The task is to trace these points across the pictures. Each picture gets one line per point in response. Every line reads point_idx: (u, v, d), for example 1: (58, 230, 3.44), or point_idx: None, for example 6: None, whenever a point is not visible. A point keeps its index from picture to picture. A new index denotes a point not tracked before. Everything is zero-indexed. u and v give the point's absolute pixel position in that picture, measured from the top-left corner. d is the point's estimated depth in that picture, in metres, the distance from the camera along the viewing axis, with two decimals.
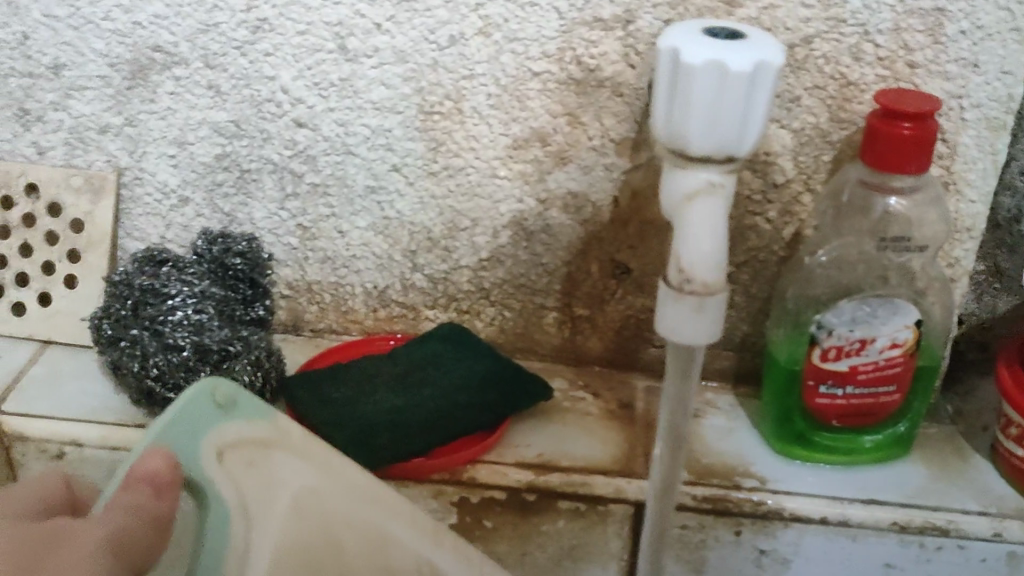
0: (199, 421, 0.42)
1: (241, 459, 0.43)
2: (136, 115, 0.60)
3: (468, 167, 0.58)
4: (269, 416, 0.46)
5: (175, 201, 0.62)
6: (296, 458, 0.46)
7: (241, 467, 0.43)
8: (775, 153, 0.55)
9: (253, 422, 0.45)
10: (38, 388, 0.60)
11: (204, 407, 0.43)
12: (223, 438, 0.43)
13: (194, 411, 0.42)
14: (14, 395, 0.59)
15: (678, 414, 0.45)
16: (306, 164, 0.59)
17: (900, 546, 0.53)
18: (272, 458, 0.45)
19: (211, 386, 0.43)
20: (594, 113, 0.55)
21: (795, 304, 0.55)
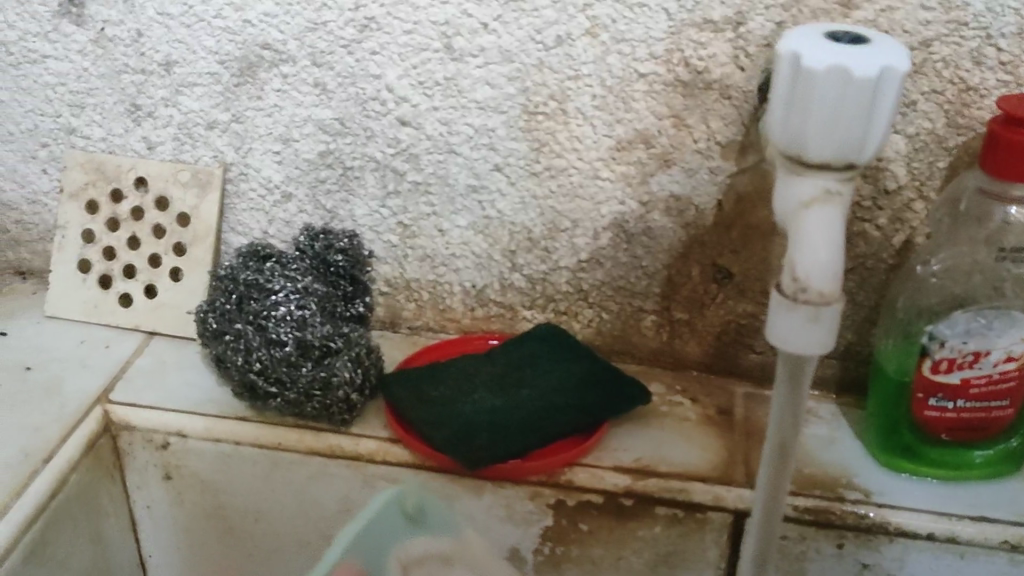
0: (385, 534, 0.56)
1: None
2: (243, 112, 0.60)
3: (571, 168, 0.58)
4: (452, 529, 0.57)
5: (279, 197, 0.63)
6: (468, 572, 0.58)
7: None
8: (887, 159, 0.54)
9: (436, 532, 0.57)
10: (145, 378, 0.61)
11: (394, 519, 0.56)
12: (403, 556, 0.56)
13: (383, 523, 0.56)
14: (122, 385, 0.60)
15: (787, 424, 0.44)
16: (408, 162, 0.60)
17: (1011, 565, 0.51)
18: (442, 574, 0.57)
19: (401, 499, 0.56)
20: (701, 115, 0.55)
21: (905, 314, 0.54)
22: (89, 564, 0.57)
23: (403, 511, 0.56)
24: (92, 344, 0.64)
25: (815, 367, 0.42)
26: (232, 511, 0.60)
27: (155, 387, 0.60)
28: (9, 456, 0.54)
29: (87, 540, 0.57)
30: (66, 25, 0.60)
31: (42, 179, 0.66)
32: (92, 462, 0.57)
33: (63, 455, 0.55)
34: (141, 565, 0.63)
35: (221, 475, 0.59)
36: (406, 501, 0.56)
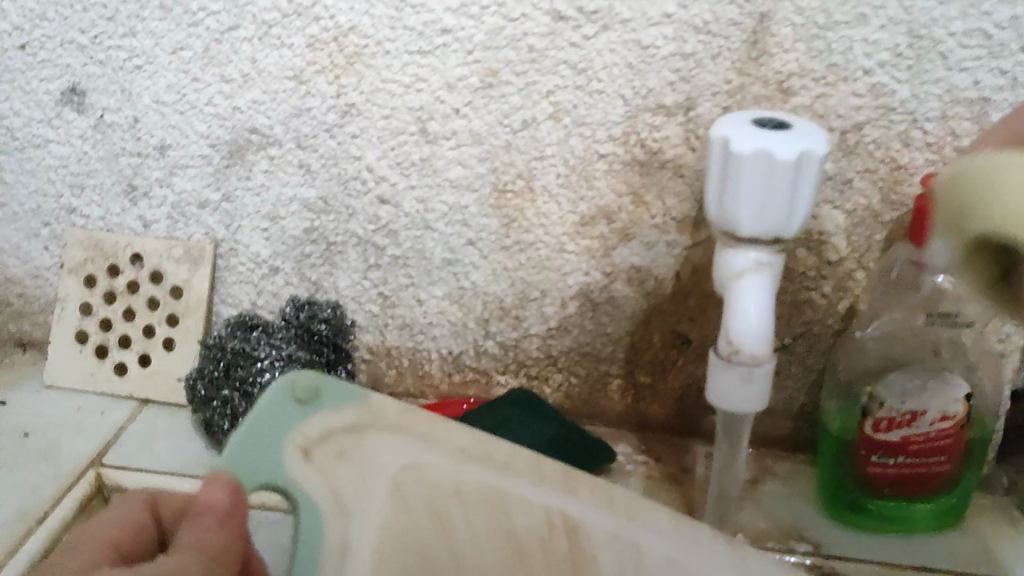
0: (276, 418, 0.46)
1: (331, 450, 0.47)
2: (233, 192, 0.65)
3: (539, 242, 0.62)
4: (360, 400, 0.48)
5: (266, 270, 0.67)
6: (390, 434, 0.48)
7: (336, 456, 0.47)
8: (828, 232, 0.58)
9: (339, 409, 0.47)
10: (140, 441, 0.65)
11: (284, 405, 0.46)
12: (307, 434, 0.46)
13: (273, 410, 0.46)
14: (117, 447, 0.64)
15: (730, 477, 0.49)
16: (387, 237, 0.64)
17: None
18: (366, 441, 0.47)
19: (290, 380, 0.46)
20: (656, 192, 0.59)
21: (846, 377, 0.58)
22: None
23: None
24: (89, 411, 0.68)
25: (751, 425, 0.46)
26: None
27: (149, 450, 0.64)
28: (9, 513, 0.58)
29: None
30: (67, 112, 0.64)
31: (44, 255, 0.70)
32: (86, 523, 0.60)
33: (60, 514, 0.58)
34: None
35: None
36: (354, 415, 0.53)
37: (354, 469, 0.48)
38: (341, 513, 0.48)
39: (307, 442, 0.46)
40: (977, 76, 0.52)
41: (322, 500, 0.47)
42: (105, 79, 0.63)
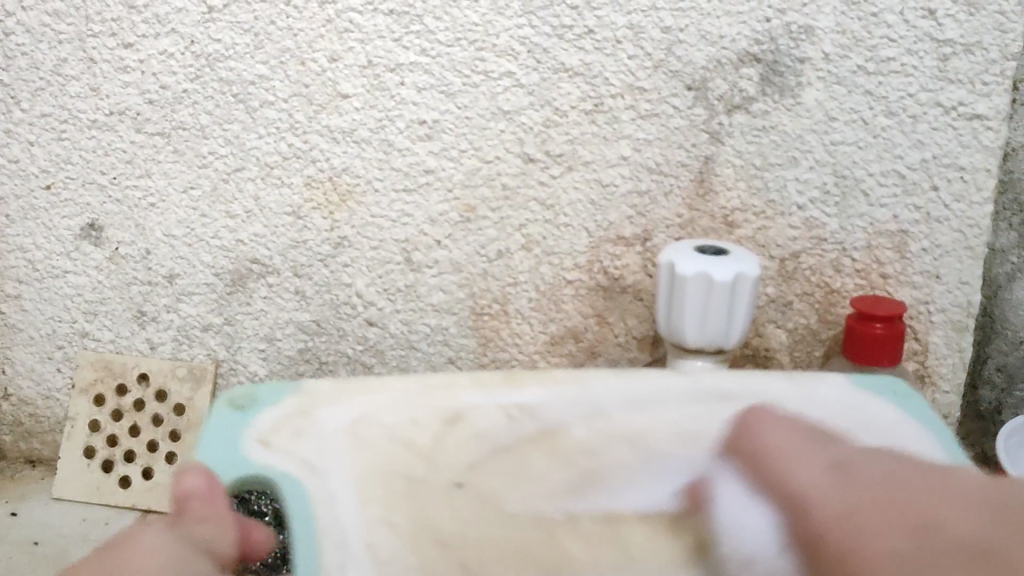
0: (217, 436, 0.50)
1: (288, 432, 0.51)
2: (234, 316, 0.71)
3: (513, 360, 0.68)
4: (292, 392, 0.54)
5: (263, 388, 0.72)
6: (333, 429, 0.52)
7: (288, 437, 0.50)
8: (773, 349, 0.64)
9: (279, 404, 0.53)
10: (251, 411, 0.52)
11: (228, 417, 0.51)
12: (257, 431, 0.50)
13: (217, 430, 0.50)
14: (212, 425, 0.51)
15: None
16: (375, 356, 0.70)
17: None
18: (314, 420, 0.52)
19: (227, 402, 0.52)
20: (619, 313, 0.66)
21: None
22: None
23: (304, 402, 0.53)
24: (93, 521, 0.72)
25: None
26: None
27: (238, 420, 0.51)
28: None
29: None
30: (85, 245, 0.71)
31: (56, 377, 0.75)
32: None
33: None
34: None
35: None
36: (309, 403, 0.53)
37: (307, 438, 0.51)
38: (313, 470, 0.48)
39: (260, 437, 0.50)
40: (896, 210, 0.60)
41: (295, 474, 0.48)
42: (121, 215, 0.70)
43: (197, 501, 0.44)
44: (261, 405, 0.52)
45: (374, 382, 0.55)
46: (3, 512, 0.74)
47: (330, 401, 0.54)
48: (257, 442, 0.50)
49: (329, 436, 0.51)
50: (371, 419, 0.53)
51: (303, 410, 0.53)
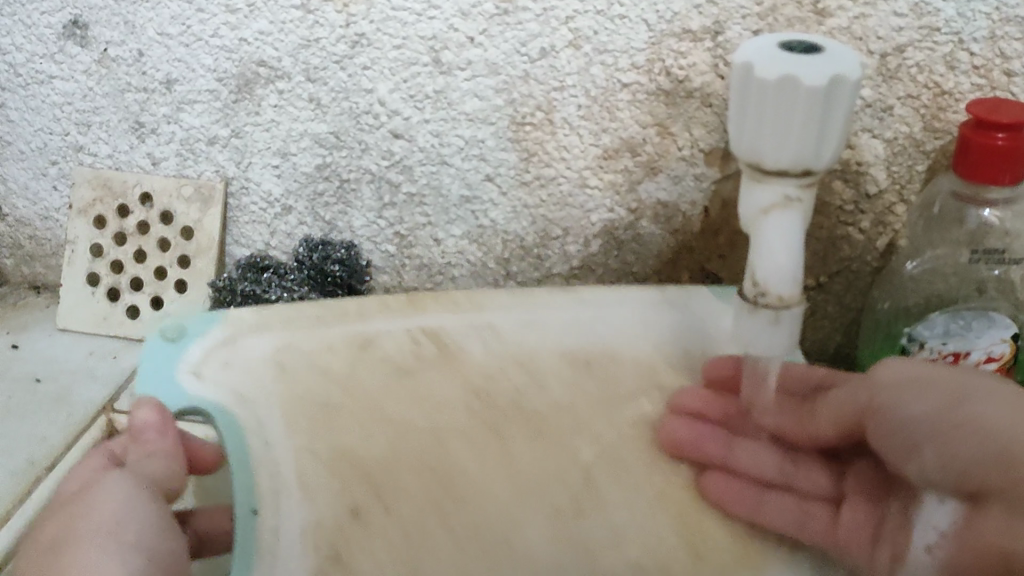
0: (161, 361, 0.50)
1: (222, 366, 0.50)
2: (242, 128, 0.62)
3: (560, 177, 0.59)
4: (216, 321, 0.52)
5: (279, 209, 0.64)
6: (269, 340, 0.52)
7: (220, 365, 0.50)
8: (867, 163, 0.54)
9: (203, 334, 0.51)
10: (182, 342, 0.51)
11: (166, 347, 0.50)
12: (187, 359, 0.50)
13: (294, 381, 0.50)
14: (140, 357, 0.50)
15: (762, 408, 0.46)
16: (403, 174, 0.61)
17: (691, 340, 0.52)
18: (239, 343, 0.51)
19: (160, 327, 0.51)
20: (683, 123, 0.56)
21: (884, 316, 0.56)
22: None
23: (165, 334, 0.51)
24: (100, 355, 0.66)
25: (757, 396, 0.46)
26: None
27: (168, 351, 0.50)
28: (15, 466, 0.56)
29: None
30: (70, 46, 0.62)
31: (53, 196, 0.68)
32: None
33: (68, 464, 0.56)
34: None
35: None
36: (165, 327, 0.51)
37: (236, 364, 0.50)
38: (247, 407, 0.48)
39: (193, 366, 0.50)
40: None
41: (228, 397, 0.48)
42: (107, 11, 0.60)
43: (150, 435, 0.44)
44: (188, 334, 0.51)
45: (287, 310, 0.53)
46: (3, 345, 0.68)
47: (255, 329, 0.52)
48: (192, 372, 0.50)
49: (251, 363, 0.50)
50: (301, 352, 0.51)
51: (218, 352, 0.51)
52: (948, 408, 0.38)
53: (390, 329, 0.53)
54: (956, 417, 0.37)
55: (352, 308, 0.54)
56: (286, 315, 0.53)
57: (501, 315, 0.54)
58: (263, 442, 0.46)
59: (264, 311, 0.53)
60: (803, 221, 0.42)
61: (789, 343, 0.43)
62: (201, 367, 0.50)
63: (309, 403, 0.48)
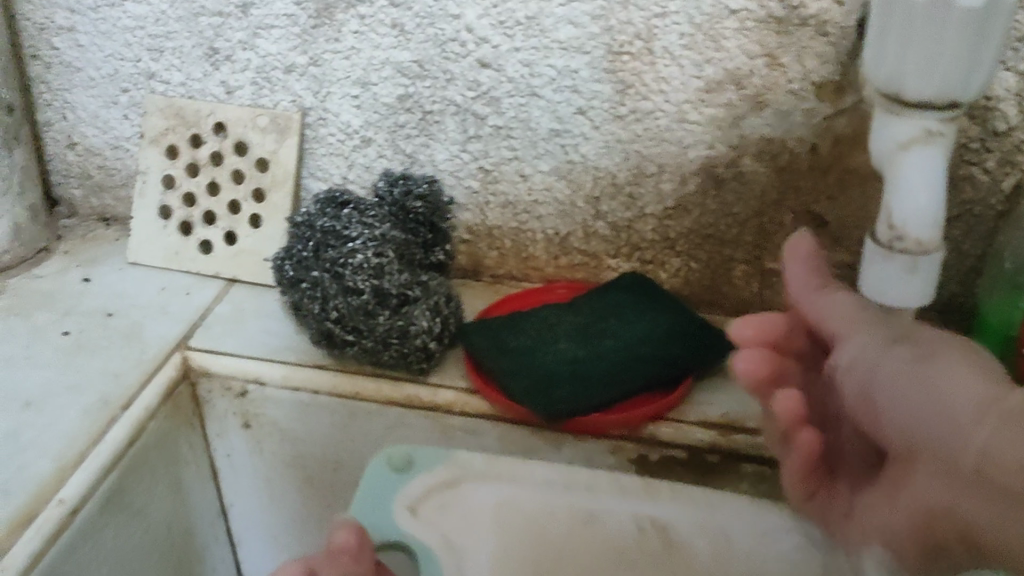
0: (385, 492, 0.47)
1: (434, 505, 0.47)
2: (321, 55, 0.59)
3: (657, 111, 0.56)
4: (448, 458, 0.49)
5: (358, 141, 0.62)
6: (488, 483, 0.48)
7: (439, 509, 0.47)
8: (997, 97, 0.49)
9: (434, 470, 0.48)
10: (411, 473, 0.48)
11: (382, 477, 0.47)
12: (411, 496, 0.47)
13: (388, 481, 0.47)
14: (363, 480, 0.47)
15: None
16: (489, 105, 0.58)
17: None
18: (463, 491, 0.48)
19: (385, 457, 0.48)
20: (794, 54, 0.52)
21: (1011, 264, 0.51)
22: (166, 513, 0.57)
23: (390, 463, 0.48)
24: (173, 291, 0.64)
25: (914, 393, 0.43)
26: (312, 461, 0.59)
27: (391, 482, 0.47)
28: (88, 402, 0.54)
29: (166, 485, 0.56)
30: None
31: (124, 124, 0.66)
32: (172, 409, 0.57)
33: (142, 401, 0.54)
34: (222, 513, 0.63)
35: (299, 424, 0.58)
36: (393, 456, 0.48)
37: (461, 518, 0.46)
38: (458, 556, 0.44)
39: (414, 502, 0.46)
40: None
41: (438, 547, 0.44)
42: None
43: (349, 563, 0.39)
44: (418, 467, 0.48)
45: (519, 465, 0.49)
46: (74, 278, 0.65)
47: (485, 477, 0.48)
48: (408, 508, 0.46)
49: (474, 511, 0.47)
50: (488, 488, 0.48)
51: (440, 496, 0.47)
52: (997, 401, 0.28)
53: (619, 510, 0.47)
54: (977, 416, 0.29)
55: (585, 482, 0.48)
56: (515, 469, 0.49)
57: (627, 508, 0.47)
58: (461, 564, 0.44)
59: (496, 458, 0.50)
60: (944, 160, 0.38)
61: (926, 294, 0.38)
62: (416, 502, 0.46)
63: (513, 561, 0.44)
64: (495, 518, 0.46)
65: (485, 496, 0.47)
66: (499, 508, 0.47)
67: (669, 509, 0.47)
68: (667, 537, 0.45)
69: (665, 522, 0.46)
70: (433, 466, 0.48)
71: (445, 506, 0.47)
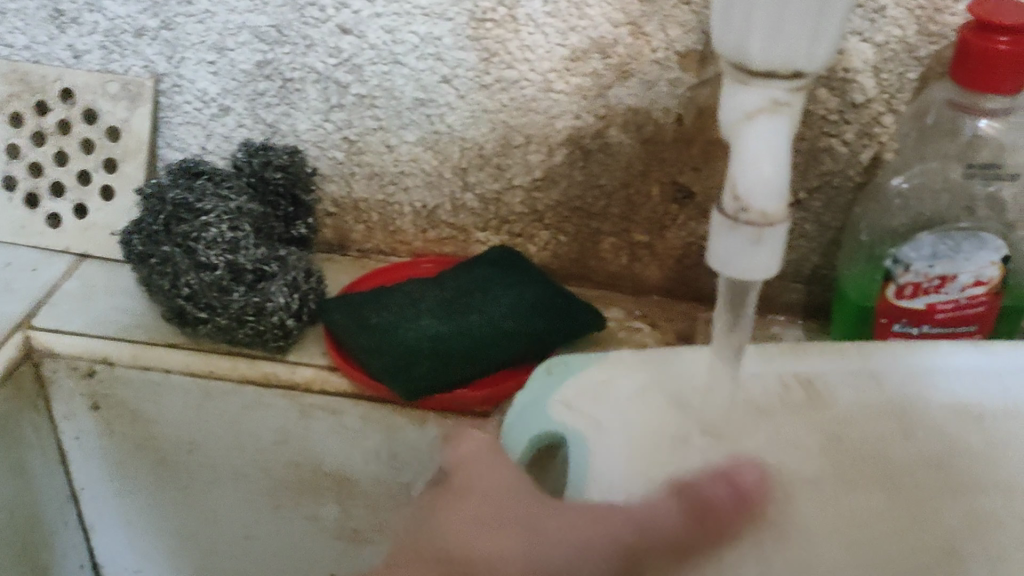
0: (538, 395, 0.45)
1: (587, 395, 0.45)
2: (173, 19, 0.56)
3: (522, 80, 0.54)
4: (600, 356, 0.46)
5: (215, 109, 0.59)
6: (642, 371, 0.46)
7: (597, 399, 0.44)
8: (855, 69, 0.48)
9: (590, 368, 0.46)
10: (563, 377, 0.45)
11: (540, 382, 0.45)
12: (564, 393, 0.45)
13: (536, 389, 0.45)
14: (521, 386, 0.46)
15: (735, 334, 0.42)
16: (351, 74, 0.56)
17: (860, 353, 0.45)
18: (620, 383, 0.45)
19: (545, 366, 0.46)
20: (658, 22, 0.51)
21: (868, 238, 0.52)
22: (6, 497, 0.54)
23: (547, 369, 0.46)
24: (18, 267, 0.61)
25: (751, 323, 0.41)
26: (165, 441, 0.57)
27: (550, 386, 0.45)
28: None
29: (5, 469, 0.54)
30: None
31: None
32: (13, 390, 0.54)
33: None
34: (73, 498, 0.61)
35: (150, 404, 0.56)
36: (549, 363, 0.46)
37: (603, 403, 0.44)
38: (599, 440, 0.43)
39: (567, 398, 0.44)
40: None
41: (586, 433, 0.43)
42: None
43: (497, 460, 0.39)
44: (575, 369, 0.46)
45: (640, 354, 0.47)
46: None
47: (642, 363, 0.46)
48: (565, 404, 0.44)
49: (630, 402, 0.44)
50: (627, 380, 0.45)
51: (600, 398, 0.44)
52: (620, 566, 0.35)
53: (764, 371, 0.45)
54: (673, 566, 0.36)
55: (774, 350, 0.46)
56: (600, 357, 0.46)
57: (764, 369, 0.45)
58: (602, 446, 0.42)
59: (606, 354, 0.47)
60: (791, 130, 0.37)
61: (771, 265, 0.38)
62: (569, 397, 0.44)
63: (678, 446, 0.42)
64: (685, 408, 0.44)
65: (653, 380, 0.45)
66: (685, 393, 0.45)
67: (816, 362, 0.45)
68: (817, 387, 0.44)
69: (810, 374, 0.45)
70: (612, 360, 0.46)
71: (595, 390, 0.45)
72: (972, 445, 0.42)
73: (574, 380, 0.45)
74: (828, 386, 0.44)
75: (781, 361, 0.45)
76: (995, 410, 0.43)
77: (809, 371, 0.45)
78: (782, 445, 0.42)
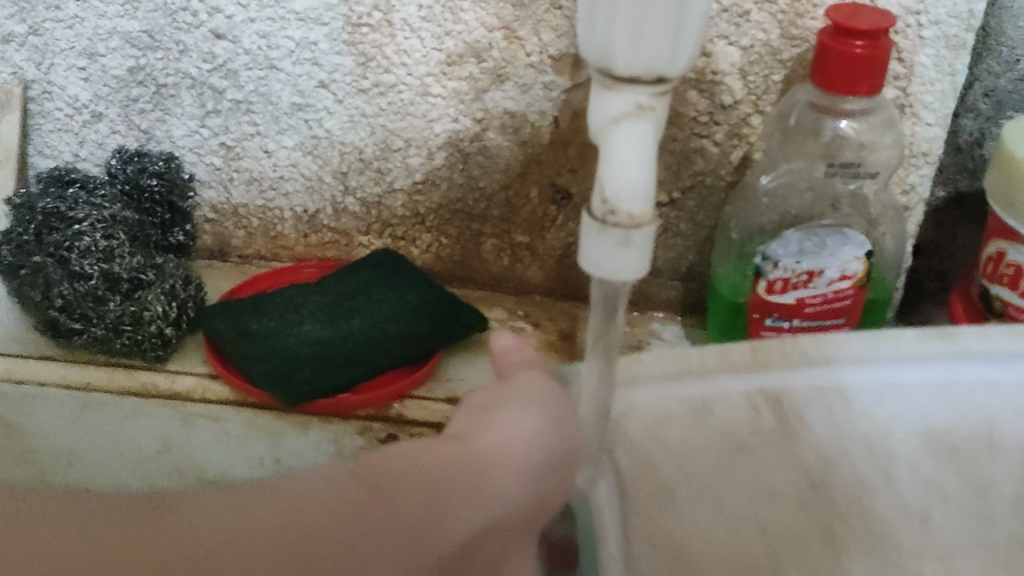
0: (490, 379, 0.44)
1: (666, 372, 0.49)
2: (40, 24, 0.55)
3: (400, 84, 0.54)
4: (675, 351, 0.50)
5: (88, 116, 0.58)
6: (743, 377, 0.49)
7: (666, 382, 0.49)
8: (722, 72, 0.50)
9: (670, 362, 0.49)
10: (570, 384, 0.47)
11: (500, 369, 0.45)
12: (636, 398, 0.49)
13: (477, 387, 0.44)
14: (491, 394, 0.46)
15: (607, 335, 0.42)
16: (227, 79, 0.56)
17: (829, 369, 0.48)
18: (716, 382, 0.49)
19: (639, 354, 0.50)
20: (531, 27, 0.51)
21: (738, 236, 0.53)
22: None
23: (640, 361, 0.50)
24: None
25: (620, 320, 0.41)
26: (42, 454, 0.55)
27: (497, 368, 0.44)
28: None
29: None
30: None
31: None
32: None
33: None
34: None
35: (24, 416, 0.54)
36: (675, 354, 0.50)
37: (697, 382, 0.49)
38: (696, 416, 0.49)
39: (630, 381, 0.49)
40: None
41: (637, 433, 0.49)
42: None
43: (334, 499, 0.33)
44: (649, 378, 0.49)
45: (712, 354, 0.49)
46: None
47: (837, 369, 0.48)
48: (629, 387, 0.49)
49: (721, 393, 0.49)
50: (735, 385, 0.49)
51: (680, 384, 0.49)
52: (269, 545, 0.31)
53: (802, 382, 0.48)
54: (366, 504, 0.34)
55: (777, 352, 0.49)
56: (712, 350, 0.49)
57: (733, 383, 0.49)
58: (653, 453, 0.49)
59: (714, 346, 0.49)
60: (656, 133, 0.37)
61: (641, 267, 0.38)
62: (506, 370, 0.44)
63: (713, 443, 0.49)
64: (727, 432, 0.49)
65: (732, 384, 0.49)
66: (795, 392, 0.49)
67: (723, 381, 0.49)
68: (779, 402, 0.49)
69: (779, 394, 0.48)
70: (726, 362, 0.49)
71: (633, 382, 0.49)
72: (926, 471, 0.49)
73: (688, 383, 0.49)
74: (801, 407, 0.48)
75: (750, 373, 0.49)
76: (966, 442, 0.48)
77: (713, 394, 0.49)
78: (670, 442, 0.49)
